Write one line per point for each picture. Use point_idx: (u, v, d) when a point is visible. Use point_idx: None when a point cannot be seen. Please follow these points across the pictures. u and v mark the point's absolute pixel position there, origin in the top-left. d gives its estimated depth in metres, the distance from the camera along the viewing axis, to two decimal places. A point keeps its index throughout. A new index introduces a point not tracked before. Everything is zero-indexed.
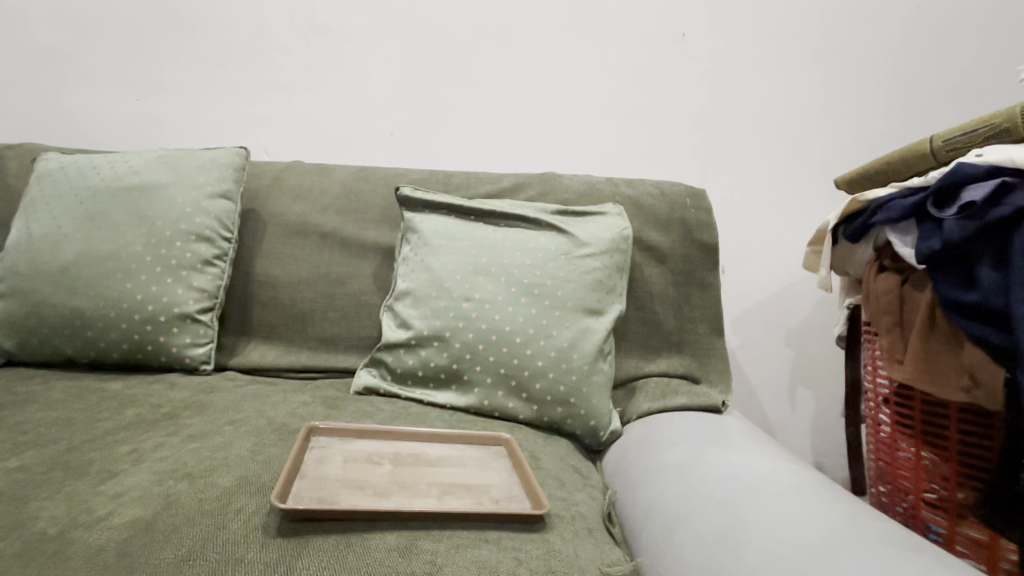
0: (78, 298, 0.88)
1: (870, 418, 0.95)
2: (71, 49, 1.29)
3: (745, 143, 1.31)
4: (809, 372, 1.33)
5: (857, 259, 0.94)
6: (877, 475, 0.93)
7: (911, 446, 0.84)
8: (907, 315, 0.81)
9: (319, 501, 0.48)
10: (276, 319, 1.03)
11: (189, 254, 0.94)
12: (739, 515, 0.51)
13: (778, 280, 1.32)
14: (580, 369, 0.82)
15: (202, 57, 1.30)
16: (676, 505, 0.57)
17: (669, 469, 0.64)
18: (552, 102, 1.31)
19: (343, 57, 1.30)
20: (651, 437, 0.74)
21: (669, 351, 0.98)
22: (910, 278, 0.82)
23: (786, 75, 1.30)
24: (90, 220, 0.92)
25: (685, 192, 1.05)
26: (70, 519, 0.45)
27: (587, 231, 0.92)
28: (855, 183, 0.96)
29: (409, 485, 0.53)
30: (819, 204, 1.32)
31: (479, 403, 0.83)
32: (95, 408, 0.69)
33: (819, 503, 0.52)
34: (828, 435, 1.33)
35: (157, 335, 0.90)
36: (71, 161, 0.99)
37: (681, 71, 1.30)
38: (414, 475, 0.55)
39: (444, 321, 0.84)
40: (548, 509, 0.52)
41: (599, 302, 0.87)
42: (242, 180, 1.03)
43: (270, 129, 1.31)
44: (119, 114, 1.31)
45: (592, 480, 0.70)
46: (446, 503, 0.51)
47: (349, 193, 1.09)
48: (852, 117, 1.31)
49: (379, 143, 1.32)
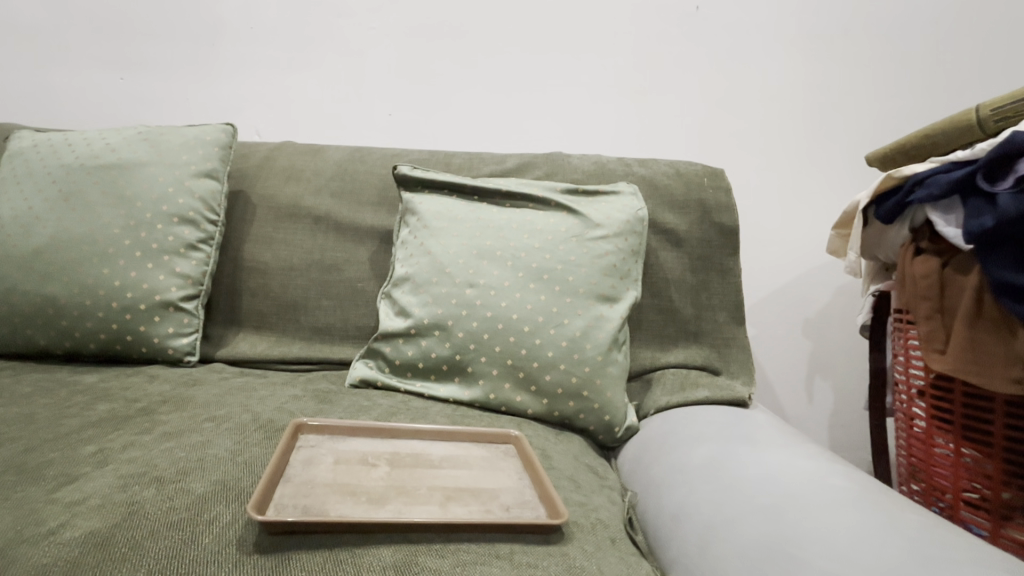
0: (51, 285, 0.81)
1: (902, 412, 0.88)
2: (51, 25, 1.22)
3: (764, 122, 1.24)
4: (827, 363, 1.26)
5: (890, 241, 0.87)
6: (909, 472, 0.87)
7: (950, 442, 0.78)
8: (949, 301, 0.75)
9: (304, 510, 0.42)
10: (267, 307, 0.96)
11: (172, 237, 0.87)
12: (786, 525, 0.45)
13: (798, 266, 1.26)
14: (593, 359, 0.75)
15: (189, 34, 1.23)
16: (710, 512, 0.51)
17: (697, 470, 0.58)
18: (558, 80, 1.24)
19: (338, 32, 1.23)
20: (672, 434, 0.68)
21: (687, 340, 0.92)
22: (951, 260, 0.75)
23: (807, 51, 1.23)
24: (64, 201, 0.85)
25: (702, 172, 0.99)
26: (15, 531, 0.39)
27: (600, 212, 0.85)
28: (887, 160, 0.89)
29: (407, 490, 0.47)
30: (841, 187, 1.25)
31: (484, 396, 0.76)
32: (63, 404, 0.63)
33: (875, 512, 0.46)
34: (848, 429, 1.27)
35: (137, 324, 0.84)
36: (45, 138, 0.92)
37: (696, 46, 1.23)
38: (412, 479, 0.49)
39: (446, 309, 0.78)
40: (566, 518, 0.45)
41: (613, 288, 0.80)
42: (229, 159, 0.96)
43: (261, 110, 1.24)
44: (102, 94, 1.24)
45: (609, 481, 0.64)
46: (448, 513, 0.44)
47: (344, 174, 1.03)
48: (875, 94, 1.24)
49: (376, 124, 1.25)
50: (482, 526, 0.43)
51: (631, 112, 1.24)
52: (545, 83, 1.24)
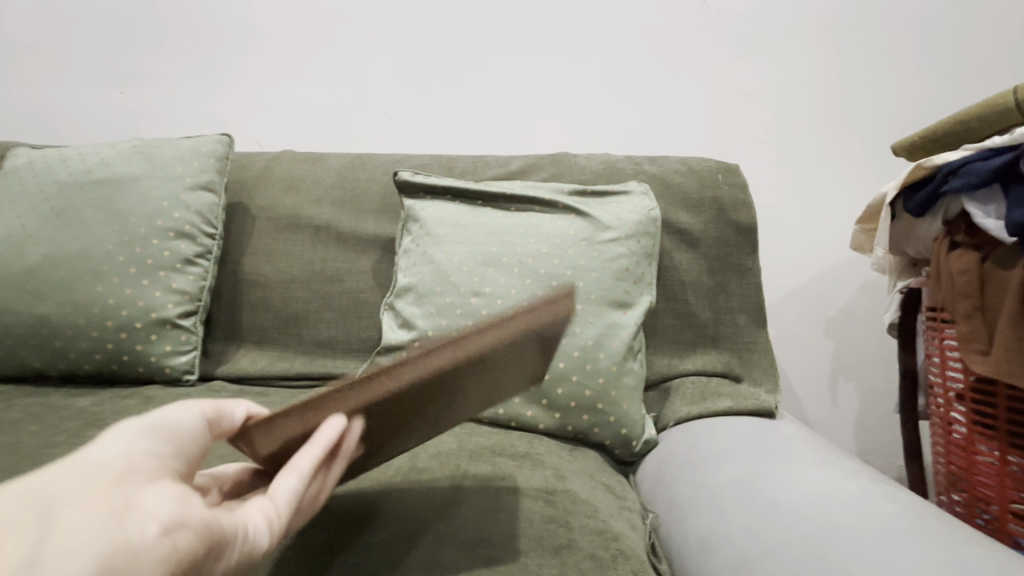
0: (43, 304, 0.79)
1: (938, 417, 0.83)
2: (50, 42, 1.21)
3: (777, 115, 1.19)
4: (852, 363, 1.21)
5: (922, 236, 0.82)
6: (948, 481, 0.82)
7: (994, 450, 0.73)
8: (991, 298, 0.69)
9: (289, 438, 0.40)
10: (268, 322, 0.93)
11: (168, 253, 0.84)
12: (830, 564, 0.41)
13: (819, 263, 1.20)
14: (608, 370, 0.71)
15: (187, 46, 1.21)
16: (744, 543, 0.47)
17: (726, 493, 0.54)
18: (564, 79, 1.20)
19: (337, 38, 1.19)
20: (696, 451, 0.64)
21: (706, 346, 0.87)
22: (990, 254, 0.70)
23: (822, 38, 1.17)
24: (57, 217, 0.82)
25: (716, 167, 0.94)
26: None
27: (610, 213, 0.81)
28: (917, 149, 0.84)
29: (413, 410, 0.44)
30: (862, 179, 1.19)
31: (494, 411, 0.74)
32: (52, 431, 0.61)
33: (936, 548, 0.41)
34: (876, 432, 1.21)
35: (133, 343, 0.81)
36: (39, 154, 0.90)
37: (707, 38, 1.18)
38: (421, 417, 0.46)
39: (451, 320, 0.74)
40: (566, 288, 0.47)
41: (626, 293, 0.76)
42: (227, 171, 0.94)
43: (262, 119, 1.22)
44: (102, 109, 1.23)
45: (628, 501, 0.60)
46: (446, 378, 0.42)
47: (344, 182, 0.99)
48: (897, 79, 1.17)
49: (378, 130, 1.22)
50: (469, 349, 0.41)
51: (638, 108, 1.20)
52: (549, 83, 1.20)
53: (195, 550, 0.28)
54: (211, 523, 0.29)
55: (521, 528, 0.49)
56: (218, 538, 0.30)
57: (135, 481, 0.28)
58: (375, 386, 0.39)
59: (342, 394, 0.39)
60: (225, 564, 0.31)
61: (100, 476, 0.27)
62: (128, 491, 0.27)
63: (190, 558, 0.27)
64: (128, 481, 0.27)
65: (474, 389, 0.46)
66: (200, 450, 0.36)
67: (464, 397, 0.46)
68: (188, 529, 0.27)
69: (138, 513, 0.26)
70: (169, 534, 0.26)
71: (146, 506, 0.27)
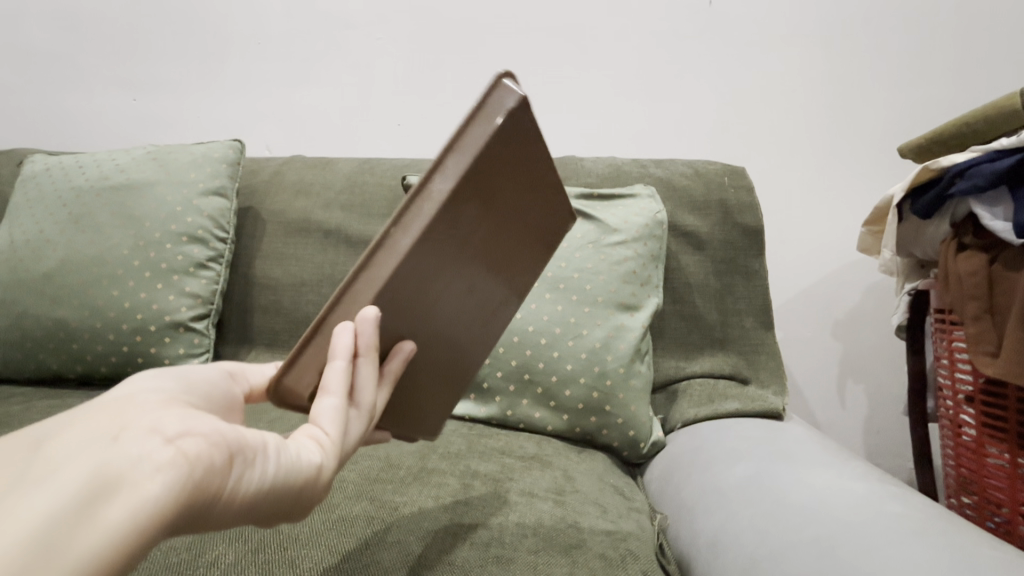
0: (61, 308, 0.81)
1: (947, 419, 0.83)
2: (65, 50, 1.24)
3: (782, 118, 1.19)
4: (860, 365, 1.20)
5: (929, 238, 0.82)
6: (958, 484, 0.81)
7: (1004, 452, 0.73)
8: (1000, 300, 0.69)
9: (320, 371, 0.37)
10: (279, 324, 0.95)
11: (181, 257, 0.85)
12: (838, 564, 0.41)
13: (826, 265, 1.20)
14: (615, 372, 0.71)
15: (198, 54, 1.23)
16: (752, 544, 0.47)
17: (734, 494, 0.54)
18: (569, 83, 1.21)
19: (345, 45, 1.21)
20: (705, 451, 0.65)
21: (713, 348, 0.87)
22: (999, 256, 0.70)
23: (827, 40, 1.17)
24: (74, 223, 0.84)
25: (722, 170, 0.94)
26: None
27: (617, 216, 0.82)
28: (924, 151, 0.84)
29: (452, 286, 0.42)
30: (869, 181, 1.19)
31: (502, 413, 0.74)
32: None
33: (945, 549, 0.41)
34: (885, 434, 1.20)
35: (148, 345, 0.83)
36: (56, 161, 0.92)
37: (712, 42, 1.18)
38: (463, 291, 0.43)
39: None
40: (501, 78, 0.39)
41: (633, 296, 0.76)
42: (238, 176, 0.95)
43: (272, 125, 1.24)
44: (116, 116, 1.25)
45: (636, 502, 0.61)
46: (456, 232, 0.39)
47: (352, 187, 1.00)
48: (905, 80, 1.17)
49: (385, 135, 1.23)
50: (469, 188, 0.38)
51: (643, 112, 1.21)
52: (555, 88, 1.21)
53: (213, 459, 0.24)
54: (227, 433, 0.26)
55: (531, 528, 0.49)
56: (241, 449, 0.27)
57: (138, 408, 0.26)
58: (382, 264, 0.37)
59: (351, 290, 0.37)
60: (261, 475, 0.27)
61: (102, 413, 0.26)
62: (130, 416, 0.25)
63: (207, 464, 0.24)
64: (131, 408, 0.26)
65: (497, 235, 0.43)
66: (233, 402, 0.36)
67: (489, 249, 0.43)
68: (195, 436, 0.25)
69: (136, 431, 0.24)
70: (171, 443, 0.24)
71: (143, 424, 0.25)
